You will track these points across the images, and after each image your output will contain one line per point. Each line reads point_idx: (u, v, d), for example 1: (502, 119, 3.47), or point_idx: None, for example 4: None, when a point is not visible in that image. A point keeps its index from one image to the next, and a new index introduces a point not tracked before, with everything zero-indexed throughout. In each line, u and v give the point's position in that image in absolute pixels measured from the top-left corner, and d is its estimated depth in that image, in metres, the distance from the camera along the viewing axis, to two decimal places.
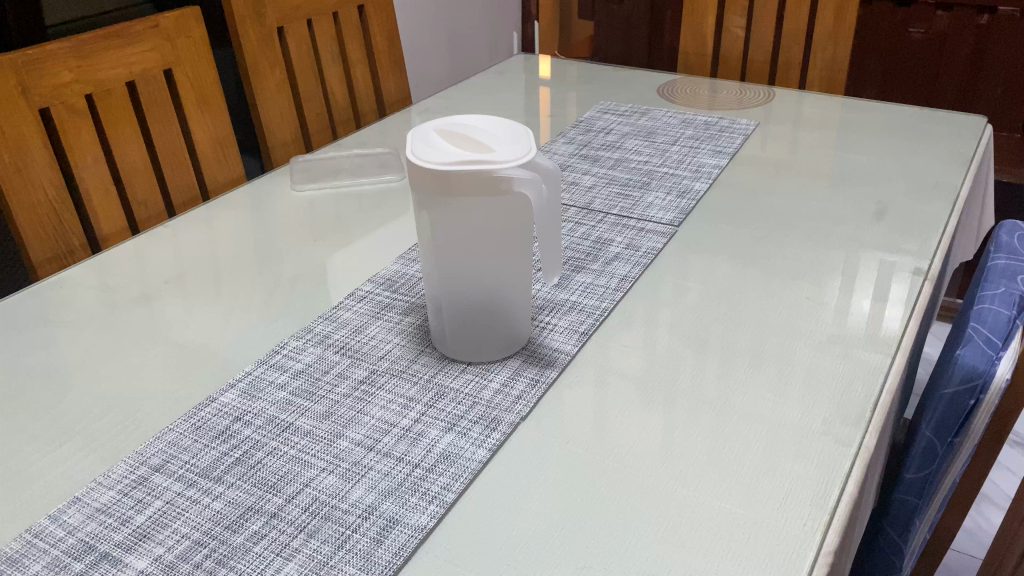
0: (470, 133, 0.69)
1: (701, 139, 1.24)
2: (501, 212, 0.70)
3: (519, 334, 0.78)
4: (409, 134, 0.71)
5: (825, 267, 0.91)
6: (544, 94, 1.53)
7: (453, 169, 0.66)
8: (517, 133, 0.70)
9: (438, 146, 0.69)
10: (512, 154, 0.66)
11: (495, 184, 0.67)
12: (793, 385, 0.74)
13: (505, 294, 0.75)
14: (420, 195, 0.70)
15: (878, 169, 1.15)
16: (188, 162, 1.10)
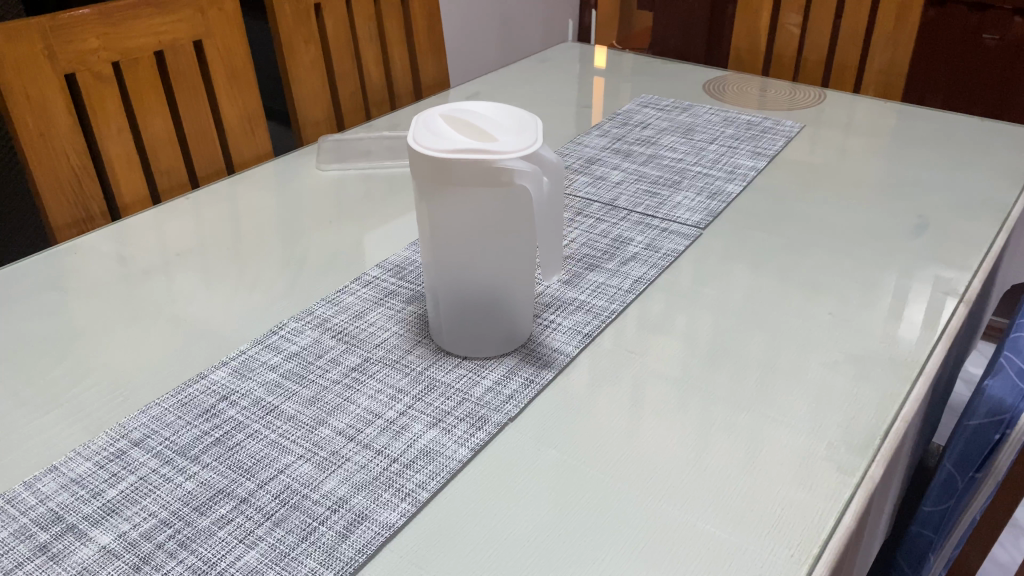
0: (476, 123, 0.67)
1: (740, 139, 1.19)
2: (500, 205, 0.67)
3: (520, 331, 0.76)
4: (414, 118, 0.69)
5: (855, 283, 0.86)
6: (598, 84, 1.50)
7: (453, 159, 0.64)
8: (525, 124, 0.67)
9: (443, 134, 0.67)
10: (515, 145, 0.64)
11: (496, 176, 0.65)
12: (802, 405, 0.70)
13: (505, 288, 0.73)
14: (420, 184, 0.68)
15: (926, 181, 1.09)
16: (215, 135, 1.10)
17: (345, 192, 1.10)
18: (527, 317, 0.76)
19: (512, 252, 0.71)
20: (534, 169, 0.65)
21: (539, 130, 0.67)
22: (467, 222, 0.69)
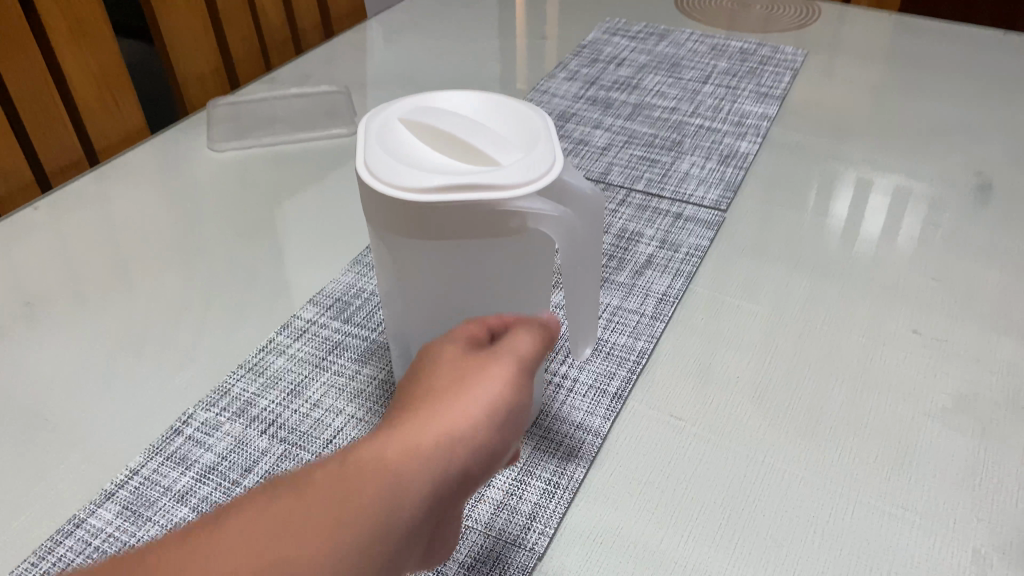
0: (458, 130, 0.44)
1: (738, 76, 0.99)
2: (507, 261, 0.46)
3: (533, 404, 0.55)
4: (361, 131, 0.45)
5: (932, 282, 0.69)
6: None
7: (437, 201, 0.41)
8: (530, 131, 0.45)
9: (411, 158, 0.43)
10: (529, 172, 0.41)
11: (501, 223, 0.42)
12: (923, 479, 0.53)
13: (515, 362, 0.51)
14: (382, 233, 0.45)
15: (964, 124, 0.91)
16: (64, 115, 0.81)
17: (259, 177, 0.85)
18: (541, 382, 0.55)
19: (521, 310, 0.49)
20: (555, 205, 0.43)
21: (552, 138, 0.44)
22: (460, 283, 0.46)
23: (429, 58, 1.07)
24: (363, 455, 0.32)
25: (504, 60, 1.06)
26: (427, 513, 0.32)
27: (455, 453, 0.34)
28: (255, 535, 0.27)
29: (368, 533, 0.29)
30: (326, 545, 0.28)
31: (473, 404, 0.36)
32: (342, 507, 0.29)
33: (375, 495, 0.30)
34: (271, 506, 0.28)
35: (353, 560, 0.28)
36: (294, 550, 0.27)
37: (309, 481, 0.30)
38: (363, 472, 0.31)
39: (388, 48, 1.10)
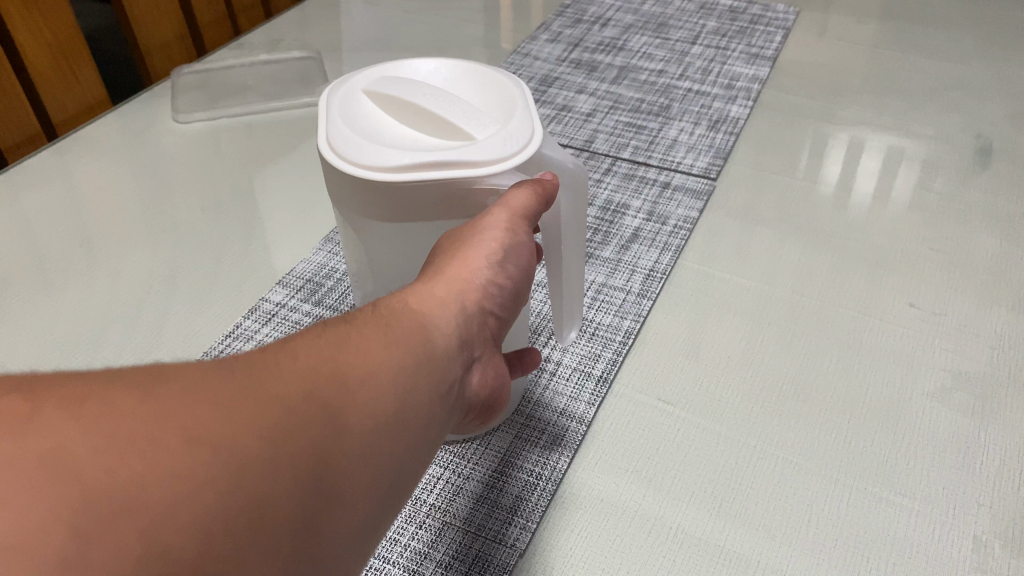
0: (427, 101, 0.40)
1: (728, 35, 0.95)
2: None
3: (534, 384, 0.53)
4: (321, 103, 0.42)
5: (930, 251, 0.67)
6: None
7: (404, 180, 0.37)
8: (506, 100, 0.42)
9: (375, 135, 0.40)
10: (504, 142, 0.38)
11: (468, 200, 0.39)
12: (922, 461, 0.50)
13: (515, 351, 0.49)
14: (346, 216, 0.41)
15: (961, 82, 0.88)
16: (18, 88, 0.77)
17: (226, 149, 0.81)
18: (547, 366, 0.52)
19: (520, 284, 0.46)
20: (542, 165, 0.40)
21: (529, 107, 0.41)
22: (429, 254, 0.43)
23: (405, 20, 1.02)
24: (396, 301, 0.35)
25: (484, 20, 1.02)
26: (461, 347, 0.36)
27: (476, 298, 0.38)
28: (327, 349, 0.30)
29: (416, 359, 0.33)
30: (386, 364, 0.32)
31: (491, 251, 0.39)
32: (393, 333, 0.33)
33: (415, 328, 0.34)
34: (330, 332, 0.32)
35: (407, 378, 0.32)
36: (361, 363, 0.31)
37: (359, 318, 0.33)
38: (401, 312, 0.35)
39: (362, 9, 1.05)
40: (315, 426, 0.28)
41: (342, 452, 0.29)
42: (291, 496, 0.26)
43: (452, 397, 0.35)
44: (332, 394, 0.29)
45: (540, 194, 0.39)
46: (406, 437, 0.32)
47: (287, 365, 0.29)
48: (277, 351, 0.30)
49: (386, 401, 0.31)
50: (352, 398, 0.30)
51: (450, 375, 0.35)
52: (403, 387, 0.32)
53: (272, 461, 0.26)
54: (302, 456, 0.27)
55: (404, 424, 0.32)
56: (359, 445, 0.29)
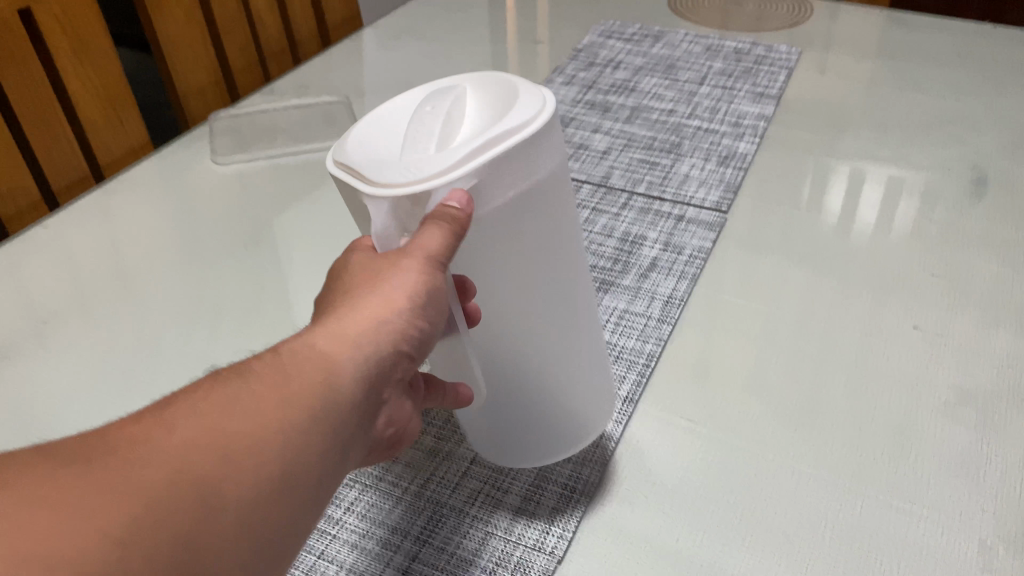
0: (416, 121, 0.43)
1: (734, 76, 1.00)
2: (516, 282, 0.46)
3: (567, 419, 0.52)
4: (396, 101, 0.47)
5: (931, 277, 0.71)
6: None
7: (336, 174, 0.43)
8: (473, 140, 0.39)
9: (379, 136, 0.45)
10: (397, 176, 0.39)
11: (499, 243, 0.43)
12: (929, 472, 0.54)
13: (540, 383, 0.49)
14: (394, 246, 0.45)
15: (959, 116, 0.92)
16: (70, 134, 0.82)
17: (262, 189, 0.85)
18: (581, 400, 0.51)
19: (548, 313, 0.46)
20: (450, 201, 0.38)
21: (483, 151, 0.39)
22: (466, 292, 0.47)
23: (427, 64, 1.08)
24: (296, 346, 0.36)
25: (501, 63, 1.07)
26: (366, 392, 0.36)
27: (386, 339, 0.38)
28: (216, 405, 0.31)
29: (313, 409, 0.33)
30: (279, 418, 0.32)
31: (396, 290, 0.38)
32: (286, 385, 0.33)
33: (316, 373, 0.34)
34: (221, 389, 0.32)
35: (302, 431, 0.33)
36: (254, 420, 0.31)
37: (255, 370, 0.34)
38: (301, 358, 0.35)
39: (386, 54, 1.10)
40: (191, 485, 0.28)
41: (226, 508, 0.29)
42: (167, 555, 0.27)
43: (353, 447, 0.36)
44: (217, 451, 0.30)
45: (450, 231, 0.38)
46: (301, 489, 0.32)
47: (172, 428, 0.30)
48: (166, 412, 0.31)
49: (276, 455, 0.31)
50: (241, 453, 0.30)
51: (351, 423, 0.35)
52: (301, 436, 0.32)
53: (146, 521, 0.27)
54: (179, 514, 0.28)
55: (297, 478, 0.32)
56: (253, 493, 0.30)
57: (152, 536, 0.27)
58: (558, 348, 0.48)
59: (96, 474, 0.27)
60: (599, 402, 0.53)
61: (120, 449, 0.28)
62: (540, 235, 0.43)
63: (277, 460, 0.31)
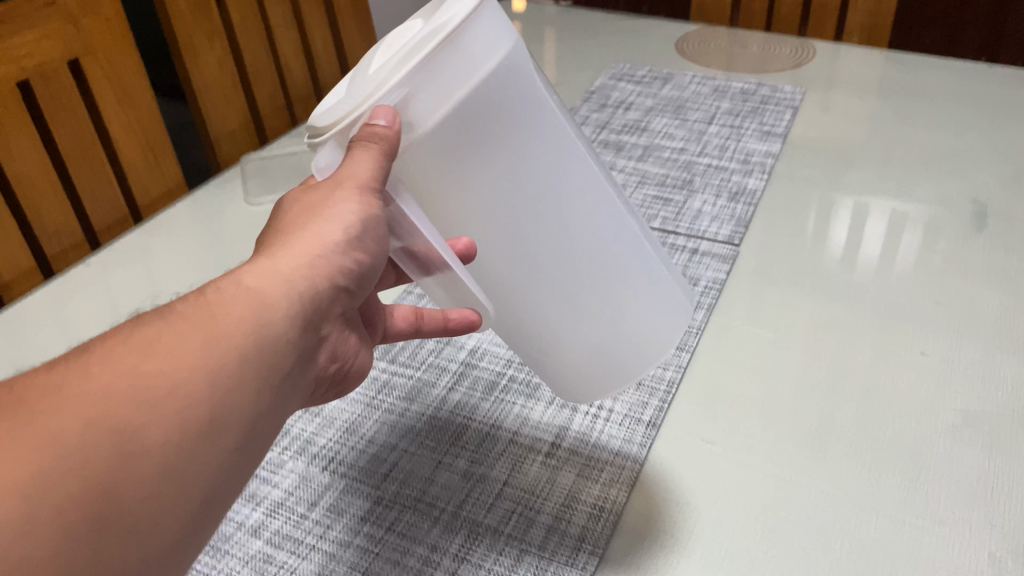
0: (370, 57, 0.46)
1: (740, 115, 1.05)
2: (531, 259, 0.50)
3: (608, 360, 0.54)
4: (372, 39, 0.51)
5: (936, 305, 0.74)
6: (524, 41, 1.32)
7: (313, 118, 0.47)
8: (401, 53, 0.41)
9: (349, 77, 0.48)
10: (335, 114, 0.44)
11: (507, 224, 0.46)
12: (939, 489, 0.57)
13: (575, 327, 0.52)
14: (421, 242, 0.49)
15: (959, 152, 0.96)
16: (111, 176, 0.86)
17: None
18: (626, 340, 0.53)
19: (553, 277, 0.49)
20: (376, 118, 0.40)
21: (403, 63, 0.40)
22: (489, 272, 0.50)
23: None
24: (228, 284, 0.40)
25: None
26: (296, 319, 0.40)
27: (316, 271, 0.42)
28: (146, 342, 0.35)
29: (239, 341, 0.37)
30: (205, 352, 0.36)
31: (326, 224, 0.43)
32: (212, 319, 0.37)
33: (242, 308, 0.38)
34: (150, 328, 0.36)
35: (230, 361, 0.37)
36: (179, 355, 0.35)
37: (185, 309, 0.38)
38: (231, 297, 0.39)
39: None
40: (121, 411, 0.33)
41: (157, 432, 0.33)
42: (101, 473, 0.31)
43: (289, 376, 0.40)
44: (148, 380, 0.34)
45: (380, 149, 0.41)
46: (233, 415, 0.36)
47: (105, 361, 0.34)
48: (100, 349, 0.35)
49: (207, 385, 0.35)
50: (169, 381, 0.34)
51: (282, 353, 0.40)
52: (225, 365, 0.36)
53: (77, 443, 0.31)
54: (112, 439, 0.32)
55: (227, 406, 0.36)
56: (178, 416, 0.34)
57: (80, 457, 0.31)
58: (592, 290, 0.50)
59: (33, 407, 0.32)
60: (650, 335, 0.53)
61: (56, 383, 0.33)
62: (522, 171, 0.45)
63: (206, 390, 0.35)
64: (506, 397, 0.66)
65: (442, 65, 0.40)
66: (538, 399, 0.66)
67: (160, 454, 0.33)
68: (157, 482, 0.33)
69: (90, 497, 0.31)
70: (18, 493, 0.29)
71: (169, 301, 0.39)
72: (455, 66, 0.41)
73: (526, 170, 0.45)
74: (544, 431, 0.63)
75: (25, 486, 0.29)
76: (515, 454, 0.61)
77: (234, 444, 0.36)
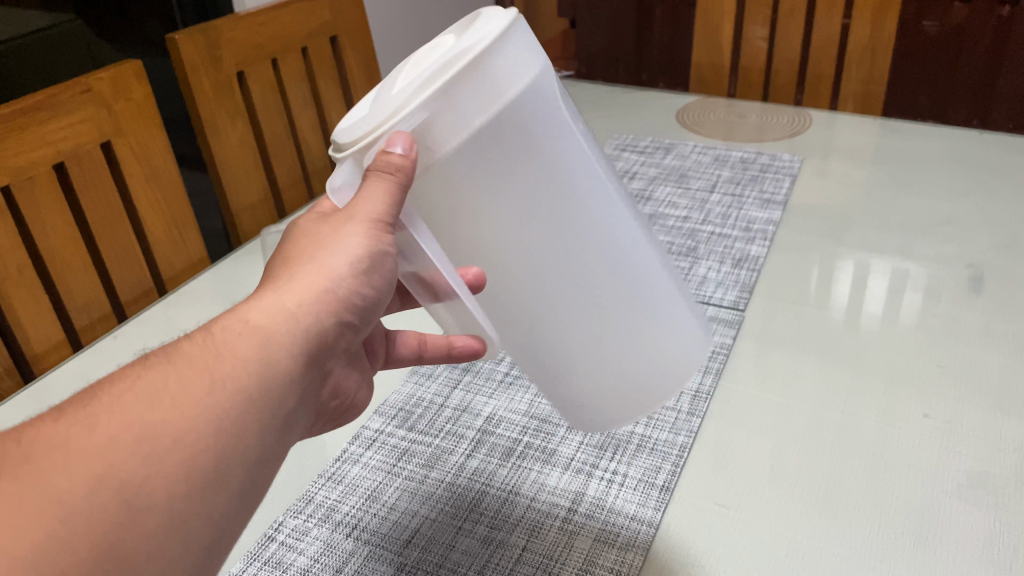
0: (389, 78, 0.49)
1: (741, 183, 1.09)
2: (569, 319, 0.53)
3: (612, 363, 0.55)
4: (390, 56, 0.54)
5: (938, 367, 0.76)
6: None
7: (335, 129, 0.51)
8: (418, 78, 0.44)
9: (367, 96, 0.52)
10: (354, 131, 0.46)
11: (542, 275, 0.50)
12: (946, 551, 0.58)
13: (592, 338, 0.54)
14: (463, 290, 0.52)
15: (955, 217, 1.00)
16: (139, 250, 0.90)
17: None
18: (648, 349, 0.55)
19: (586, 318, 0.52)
20: (393, 145, 0.43)
21: (422, 91, 0.43)
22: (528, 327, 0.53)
23: None
24: (231, 323, 0.41)
25: None
26: (302, 355, 0.42)
27: (322, 304, 0.44)
28: (152, 389, 0.37)
29: (242, 385, 0.39)
30: (209, 398, 0.37)
31: (334, 260, 0.46)
32: (216, 361, 0.39)
33: (248, 351, 0.40)
34: (158, 371, 0.38)
35: (233, 403, 0.38)
36: (183, 403, 0.37)
37: (190, 351, 0.39)
38: (235, 336, 0.40)
39: None
40: (127, 463, 0.34)
41: (162, 483, 0.34)
42: (109, 529, 0.32)
43: (291, 415, 0.41)
44: (154, 430, 0.35)
45: (394, 180, 0.44)
46: (236, 463, 0.37)
47: (112, 410, 0.35)
48: (107, 395, 0.36)
49: (210, 430, 0.37)
50: (175, 428, 0.36)
51: (288, 392, 0.41)
52: (227, 413, 0.38)
53: (86, 498, 0.32)
54: (119, 494, 0.33)
55: (230, 451, 0.37)
56: (181, 459, 0.35)
57: (86, 517, 0.32)
58: (608, 308, 0.52)
59: (41, 463, 0.33)
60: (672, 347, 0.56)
61: (65, 435, 0.34)
62: (536, 189, 0.47)
63: (210, 439, 0.36)
64: (523, 463, 0.68)
65: (462, 96, 0.43)
66: (554, 465, 0.68)
67: (166, 505, 0.34)
68: (163, 532, 0.34)
69: (99, 556, 0.32)
70: (29, 557, 0.30)
71: (173, 341, 0.41)
72: (474, 97, 0.43)
73: (544, 170, 0.47)
74: (560, 497, 0.64)
75: (40, 553, 0.30)
76: (532, 520, 0.63)
77: (236, 491, 0.37)
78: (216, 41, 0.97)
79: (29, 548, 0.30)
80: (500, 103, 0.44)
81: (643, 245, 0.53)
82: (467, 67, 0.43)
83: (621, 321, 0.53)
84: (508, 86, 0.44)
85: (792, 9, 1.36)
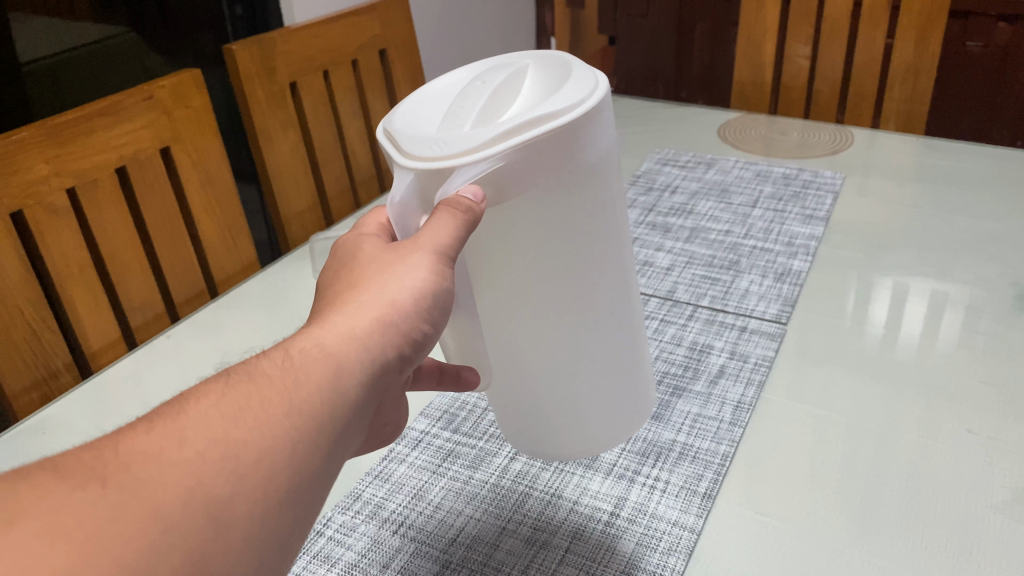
0: (461, 109, 0.49)
1: (784, 200, 1.09)
2: (599, 367, 0.54)
3: (588, 422, 0.57)
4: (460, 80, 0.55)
5: (981, 384, 0.76)
6: None
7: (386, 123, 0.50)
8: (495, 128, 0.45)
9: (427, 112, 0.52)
10: (425, 154, 0.45)
11: (580, 328, 0.51)
12: (992, 565, 0.58)
13: (608, 383, 0.55)
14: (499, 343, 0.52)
15: (999, 235, 0.99)
16: (192, 254, 0.92)
17: None
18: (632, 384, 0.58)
19: (603, 368, 0.54)
20: (461, 193, 0.44)
21: (501, 147, 0.44)
22: (564, 385, 0.54)
23: None
24: (307, 344, 0.39)
25: None
26: (372, 386, 0.40)
27: (384, 337, 0.41)
28: (237, 406, 0.36)
29: (320, 412, 0.37)
30: (285, 422, 0.36)
31: (409, 284, 0.43)
32: (296, 383, 0.37)
33: (328, 377, 0.38)
34: (239, 389, 0.37)
35: (311, 427, 0.37)
36: (267, 425, 0.36)
37: (271, 371, 0.38)
38: (312, 361, 0.39)
39: None
40: (215, 478, 0.33)
41: (243, 499, 0.34)
42: (196, 541, 0.32)
43: (351, 441, 0.39)
44: (236, 450, 0.34)
45: (465, 221, 0.43)
46: (309, 481, 0.36)
47: (201, 426, 0.35)
48: (191, 411, 0.35)
49: (289, 452, 0.36)
50: (258, 448, 0.35)
51: (353, 416, 0.39)
52: (307, 441, 0.36)
53: (177, 509, 0.32)
54: (207, 508, 0.33)
55: (307, 474, 0.36)
56: (258, 489, 0.34)
57: (179, 528, 0.32)
58: (620, 354, 0.55)
59: (136, 473, 0.32)
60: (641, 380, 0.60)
61: (155, 445, 0.34)
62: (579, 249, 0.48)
63: (288, 463, 0.35)
64: (566, 468, 0.69)
65: (538, 158, 0.45)
66: (596, 471, 0.69)
67: (246, 523, 0.33)
68: (244, 547, 0.33)
69: (188, 566, 0.31)
70: (129, 560, 0.30)
71: (254, 357, 0.39)
72: (553, 161, 0.45)
73: (549, 277, 0.48)
74: (603, 501, 0.65)
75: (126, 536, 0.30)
76: (575, 524, 0.63)
77: (308, 510, 0.37)
78: (271, 53, 1.01)
79: (129, 548, 0.30)
80: (568, 168, 0.46)
81: (626, 335, 0.55)
82: (553, 135, 0.44)
83: (590, 395, 0.55)
84: (579, 159, 0.46)
85: (833, 27, 1.37)
